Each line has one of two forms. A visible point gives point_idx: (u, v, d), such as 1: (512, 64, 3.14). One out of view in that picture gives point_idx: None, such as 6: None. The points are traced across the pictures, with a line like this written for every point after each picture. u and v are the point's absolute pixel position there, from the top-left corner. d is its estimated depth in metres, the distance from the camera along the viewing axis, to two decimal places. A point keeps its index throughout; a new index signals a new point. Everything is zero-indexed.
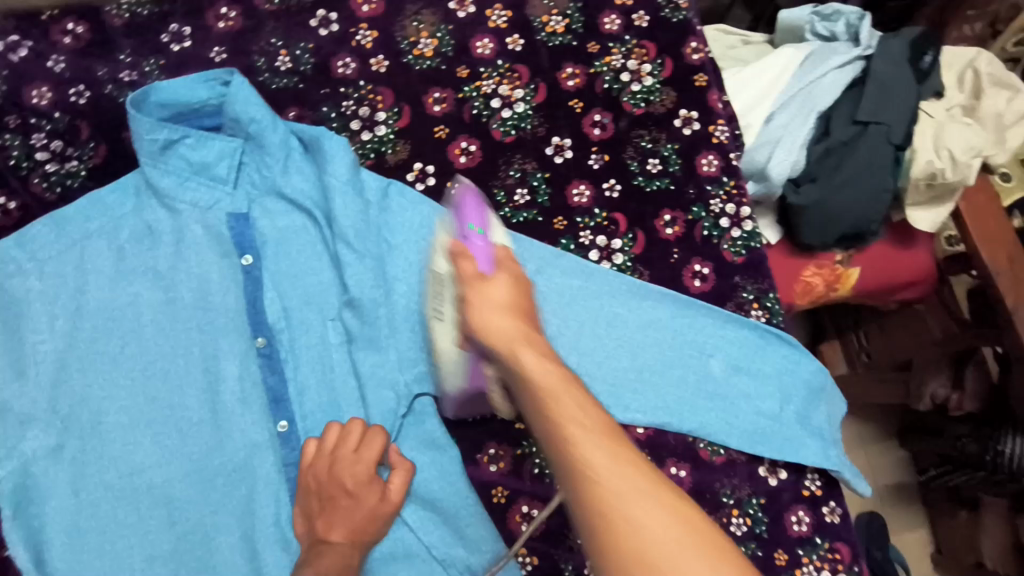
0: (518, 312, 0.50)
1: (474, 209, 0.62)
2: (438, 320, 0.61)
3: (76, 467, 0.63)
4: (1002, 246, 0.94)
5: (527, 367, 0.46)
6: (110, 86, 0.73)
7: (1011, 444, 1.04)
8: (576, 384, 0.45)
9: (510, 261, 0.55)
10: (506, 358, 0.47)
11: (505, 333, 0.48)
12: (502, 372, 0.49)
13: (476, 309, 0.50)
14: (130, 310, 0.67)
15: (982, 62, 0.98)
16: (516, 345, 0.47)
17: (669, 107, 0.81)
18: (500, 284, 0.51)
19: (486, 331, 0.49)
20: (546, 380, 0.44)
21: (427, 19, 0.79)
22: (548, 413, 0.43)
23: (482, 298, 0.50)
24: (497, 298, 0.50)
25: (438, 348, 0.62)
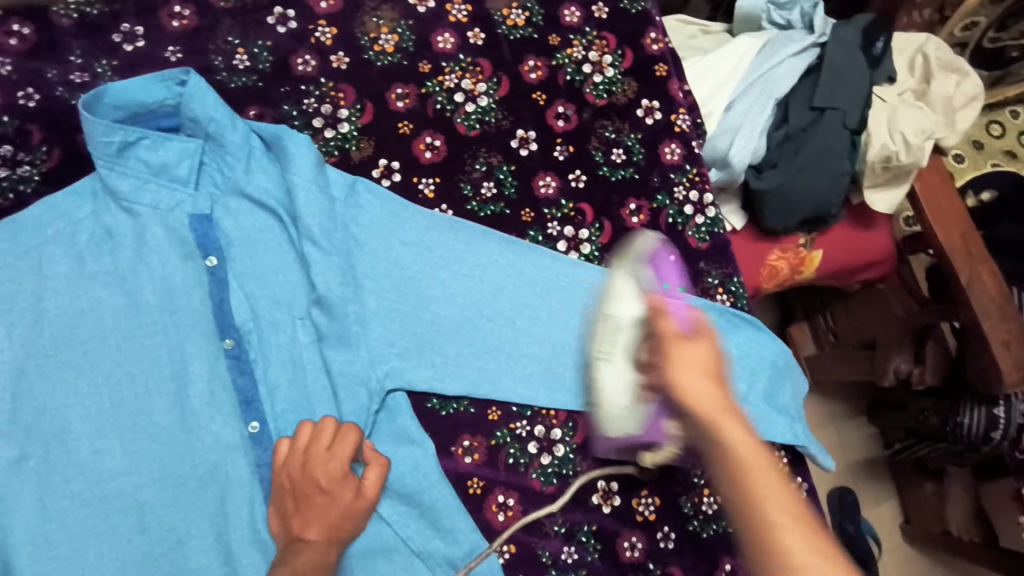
0: (715, 378, 0.52)
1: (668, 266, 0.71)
2: (608, 364, 0.65)
3: (41, 478, 0.62)
4: (955, 225, 0.99)
5: (732, 443, 0.48)
6: (61, 89, 0.71)
7: (969, 415, 1.09)
8: (772, 459, 0.48)
9: (705, 321, 0.58)
10: (709, 429, 0.49)
11: (712, 401, 0.50)
12: (692, 431, 0.51)
13: (681, 369, 0.52)
14: (91, 316, 0.65)
15: (931, 47, 1.02)
16: (721, 419, 0.49)
17: (631, 97, 0.82)
18: (701, 344, 0.53)
19: (687, 395, 0.50)
20: (753, 462, 0.47)
21: (386, 15, 0.79)
22: (754, 500, 0.45)
23: (683, 359, 0.52)
24: (700, 361, 0.52)
25: (604, 393, 0.65)
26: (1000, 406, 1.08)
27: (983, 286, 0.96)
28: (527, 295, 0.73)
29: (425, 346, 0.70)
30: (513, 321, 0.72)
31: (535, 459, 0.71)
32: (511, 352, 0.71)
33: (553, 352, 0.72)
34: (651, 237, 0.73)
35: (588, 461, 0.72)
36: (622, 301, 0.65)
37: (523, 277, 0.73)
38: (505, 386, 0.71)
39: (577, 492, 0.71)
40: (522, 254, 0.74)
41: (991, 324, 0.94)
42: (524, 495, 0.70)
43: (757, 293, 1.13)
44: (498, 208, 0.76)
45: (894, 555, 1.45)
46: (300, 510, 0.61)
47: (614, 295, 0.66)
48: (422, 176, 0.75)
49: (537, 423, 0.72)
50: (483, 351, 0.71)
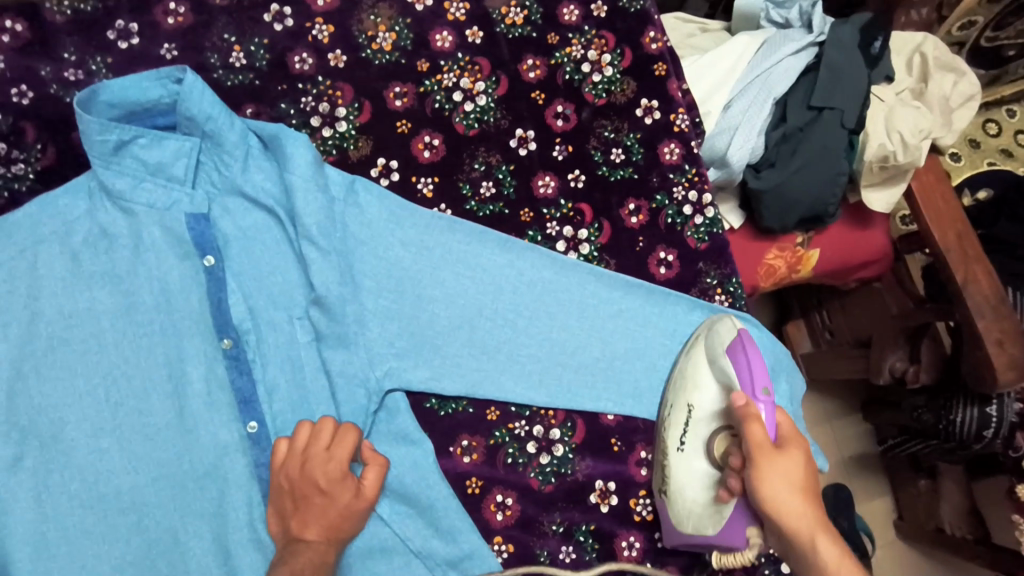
0: (804, 491, 0.57)
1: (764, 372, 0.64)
2: (683, 457, 0.67)
3: (39, 478, 0.62)
4: (950, 224, 0.99)
5: (825, 555, 0.54)
6: (56, 86, 0.70)
7: (962, 413, 1.11)
8: (860, 567, 0.55)
9: (795, 432, 0.60)
10: (804, 544, 0.55)
11: (802, 514, 0.56)
12: (783, 542, 0.57)
13: (773, 482, 0.57)
14: (87, 315, 0.65)
15: (929, 46, 1.02)
16: (815, 531, 0.55)
17: (630, 96, 0.81)
18: (791, 458, 0.58)
19: (781, 509, 0.56)
20: (846, 573, 0.54)
21: (384, 12, 0.78)
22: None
23: (775, 471, 0.57)
24: (791, 476, 0.57)
25: (678, 486, 0.67)
26: (993, 405, 1.09)
27: (978, 286, 0.97)
28: (525, 295, 0.73)
29: (424, 346, 0.70)
30: (511, 321, 0.72)
31: (534, 459, 0.71)
32: (510, 352, 0.71)
33: (552, 352, 0.72)
34: (733, 322, 0.70)
35: (586, 461, 0.72)
36: (702, 390, 0.68)
37: (521, 276, 0.73)
38: (504, 386, 0.71)
39: (575, 491, 0.71)
40: (521, 253, 0.74)
41: (986, 323, 0.95)
42: (523, 493, 0.70)
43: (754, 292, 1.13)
44: (497, 208, 0.76)
45: (887, 551, 1.46)
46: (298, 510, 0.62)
47: (692, 384, 0.69)
48: (420, 176, 0.75)
49: (535, 423, 0.72)
50: (482, 351, 0.71)
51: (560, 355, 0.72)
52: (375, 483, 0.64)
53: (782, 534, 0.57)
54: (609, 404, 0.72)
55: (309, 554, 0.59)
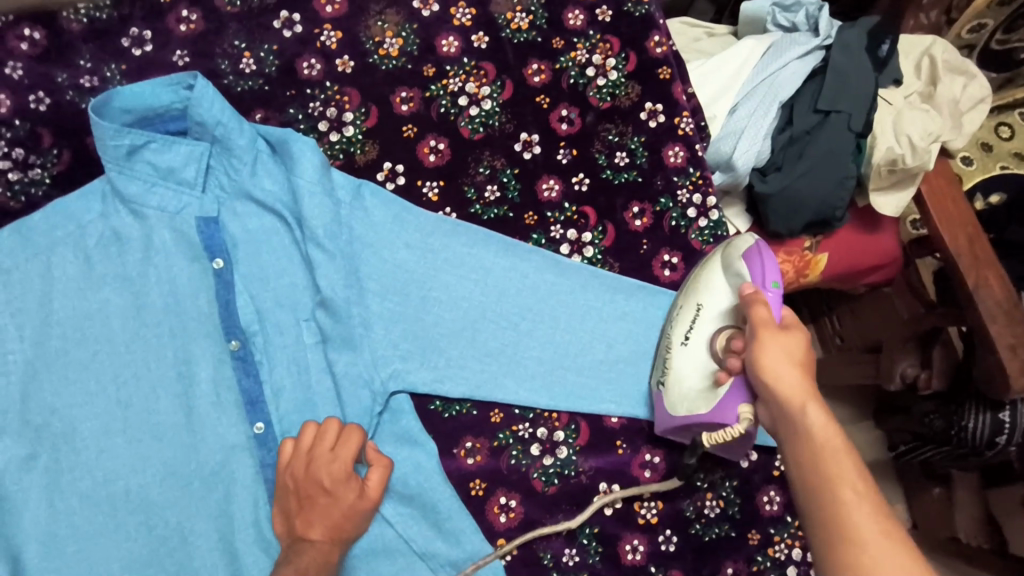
0: (804, 370, 0.57)
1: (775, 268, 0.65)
2: (686, 348, 0.68)
3: (50, 476, 0.63)
4: (962, 229, 0.98)
5: (813, 421, 0.54)
6: (71, 93, 0.72)
7: (974, 419, 1.09)
8: (850, 446, 0.53)
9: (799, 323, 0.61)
10: (794, 408, 0.55)
11: (797, 386, 0.56)
12: (775, 412, 0.57)
13: (773, 353, 0.58)
14: (99, 316, 0.66)
15: (938, 49, 1.01)
16: (807, 399, 0.55)
17: (635, 100, 0.82)
18: (793, 336, 0.59)
19: (777, 379, 0.57)
20: (831, 438, 0.53)
21: (391, 19, 0.79)
22: (827, 472, 0.51)
23: (776, 344, 0.58)
24: (791, 350, 0.58)
25: (678, 373, 0.68)
26: (1006, 411, 1.06)
27: (990, 290, 0.96)
28: (529, 297, 0.73)
29: (428, 348, 0.70)
30: (515, 323, 0.73)
31: (537, 460, 0.71)
32: (513, 355, 0.72)
33: (555, 355, 0.73)
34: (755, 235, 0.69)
35: (590, 462, 0.72)
36: (713, 291, 0.68)
37: (526, 279, 0.74)
38: (507, 388, 0.71)
39: (579, 494, 0.71)
40: (526, 256, 0.74)
41: (998, 329, 0.94)
42: (526, 495, 0.70)
43: None
44: (501, 212, 0.76)
45: None
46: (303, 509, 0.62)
47: (705, 284, 0.69)
48: (426, 180, 0.76)
49: (539, 424, 0.72)
50: (485, 354, 0.71)
51: (564, 357, 0.73)
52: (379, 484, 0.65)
53: (775, 404, 0.57)
54: (612, 407, 0.73)
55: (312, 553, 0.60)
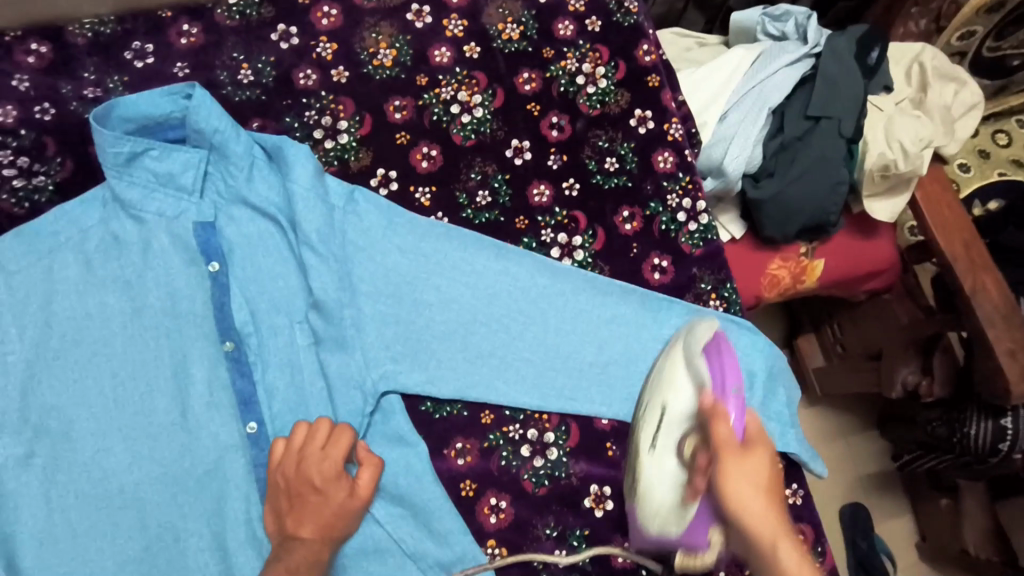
0: (769, 495, 0.55)
1: (734, 371, 0.65)
2: (654, 456, 0.65)
3: (46, 474, 0.64)
4: (959, 234, 0.98)
5: (787, 562, 0.51)
6: (75, 103, 0.74)
7: (975, 426, 1.08)
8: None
9: (761, 432, 0.58)
10: (764, 549, 0.52)
11: (766, 520, 0.53)
12: (744, 546, 0.54)
13: (737, 482, 0.54)
14: (98, 318, 0.68)
15: (928, 56, 1.02)
16: (777, 536, 0.52)
17: (624, 107, 0.83)
18: (756, 458, 0.56)
19: (744, 512, 0.53)
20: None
21: (385, 31, 0.82)
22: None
23: (741, 470, 0.55)
24: (756, 478, 0.54)
25: (648, 485, 0.65)
26: (1008, 417, 1.05)
27: (987, 294, 0.95)
28: (521, 300, 0.74)
29: (419, 349, 0.71)
30: (506, 325, 0.73)
31: (528, 461, 0.72)
32: (505, 356, 0.73)
33: (546, 357, 0.73)
34: (713, 324, 0.70)
35: (581, 464, 0.72)
36: (676, 390, 0.66)
37: (519, 282, 0.74)
38: (498, 390, 0.72)
39: (570, 496, 0.72)
40: (518, 260, 0.75)
41: (996, 334, 0.94)
42: (516, 497, 0.71)
43: (758, 303, 1.12)
44: (493, 216, 0.78)
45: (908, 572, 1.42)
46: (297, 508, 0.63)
47: (668, 384, 0.67)
48: (419, 186, 0.77)
49: (530, 426, 0.73)
50: (477, 356, 0.72)
51: (553, 360, 0.73)
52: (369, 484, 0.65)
53: (744, 538, 0.53)
54: (603, 409, 0.73)
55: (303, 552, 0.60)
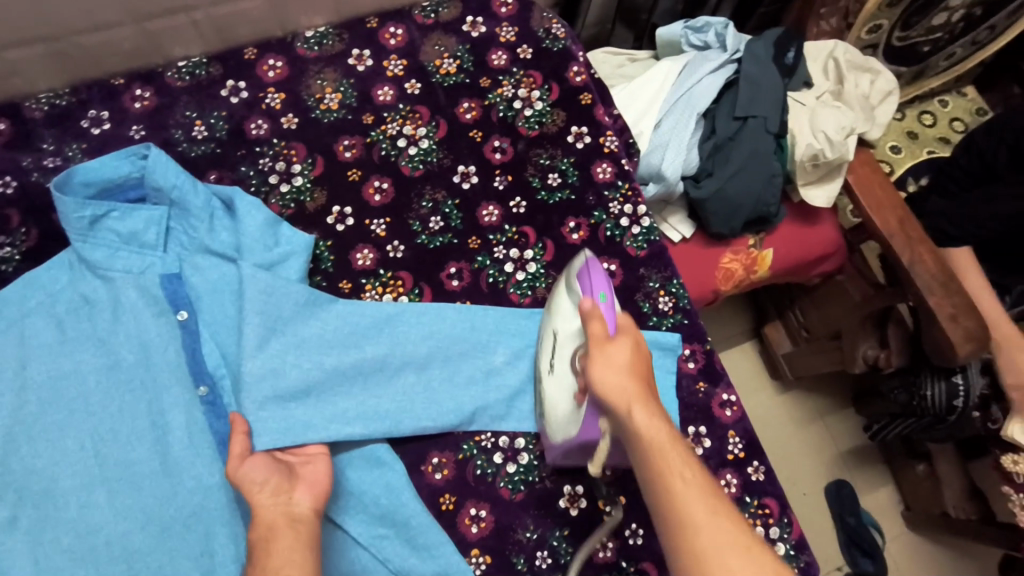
0: (636, 375, 0.59)
1: (602, 278, 0.68)
2: (550, 376, 0.72)
3: (33, 536, 0.65)
4: (891, 211, 1.03)
5: (640, 421, 0.55)
6: (36, 174, 0.77)
7: (932, 388, 1.13)
8: (681, 452, 0.54)
9: (633, 327, 0.64)
10: (622, 413, 0.57)
11: (626, 391, 0.58)
12: (614, 423, 0.59)
13: (601, 367, 0.59)
14: (74, 378, 0.70)
15: (841, 51, 1.10)
16: (632, 403, 0.57)
17: (561, 125, 0.90)
18: (622, 347, 0.61)
19: (602, 386, 0.59)
20: (659, 438, 0.54)
21: (329, 76, 0.86)
22: (662, 474, 0.52)
23: (603, 357, 0.60)
24: (619, 359, 0.59)
25: (551, 404, 0.71)
26: (958, 375, 1.11)
27: (925, 265, 0.99)
28: (330, 343, 0.74)
29: (321, 398, 0.71)
30: (314, 380, 0.72)
31: (501, 469, 0.75)
32: (330, 414, 0.71)
33: (363, 405, 0.72)
34: (583, 253, 0.73)
35: (553, 466, 0.76)
36: (564, 317, 0.72)
37: (334, 313, 0.75)
38: (306, 448, 0.69)
39: (545, 498, 0.75)
40: (327, 304, 0.75)
41: (936, 301, 0.97)
42: (495, 505, 0.74)
43: (715, 297, 1.16)
44: (446, 239, 0.82)
45: (898, 544, 1.43)
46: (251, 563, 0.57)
47: (557, 311, 0.73)
48: (373, 218, 0.82)
49: (359, 457, 0.72)
50: (304, 428, 0.69)
51: (369, 397, 0.73)
52: (317, 501, 0.63)
53: (610, 414, 0.58)
54: (429, 424, 0.73)
55: (293, 568, 0.56)
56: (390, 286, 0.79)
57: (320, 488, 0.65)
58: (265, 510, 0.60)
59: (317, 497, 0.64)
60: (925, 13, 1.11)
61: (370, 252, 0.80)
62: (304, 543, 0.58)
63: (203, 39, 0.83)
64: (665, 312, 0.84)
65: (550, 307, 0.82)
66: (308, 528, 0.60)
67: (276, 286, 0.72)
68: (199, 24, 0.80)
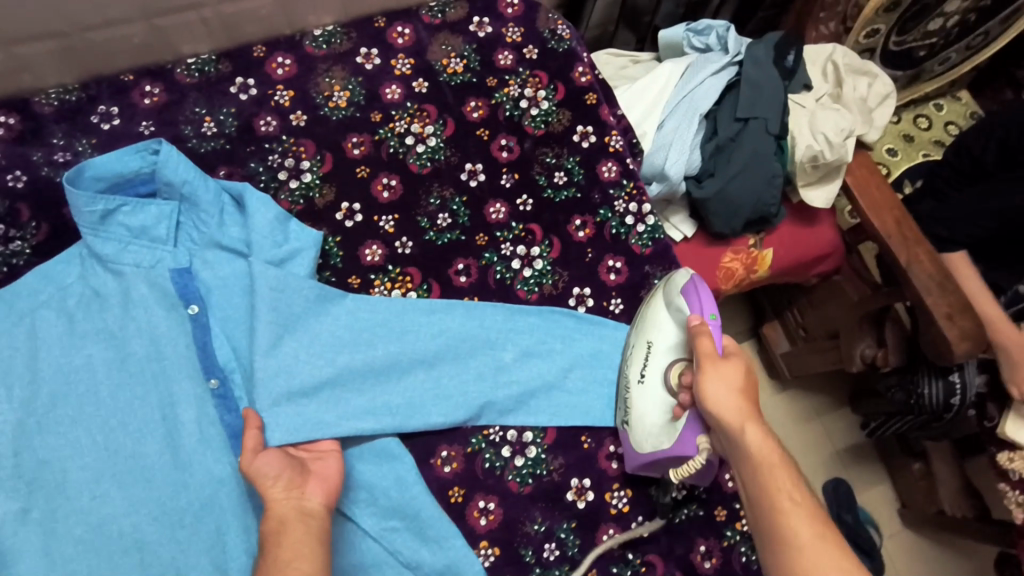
0: (745, 396, 0.67)
1: (710, 300, 0.74)
2: (638, 385, 0.75)
3: (45, 526, 0.65)
4: (889, 211, 1.04)
5: (752, 441, 0.64)
6: (46, 169, 0.77)
7: (929, 386, 1.14)
8: (787, 470, 0.63)
9: (738, 348, 0.71)
10: (733, 428, 0.65)
11: (737, 410, 0.65)
12: (720, 434, 0.67)
13: (714, 385, 0.67)
14: (85, 371, 0.70)
15: (839, 55, 1.11)
16: (744, 421, 0.65)
17: (566, 125, 0.92)
18: (732, 367, 0.68)
19: (715, 403, 0.66)
20: (769, 456, 0.63)
21: (337, 75, 0.87)
22: (772, 487, 0.61)
23: (716, 376, 0.67)
24: (732, 382, 0.67)
25: (639, 410, 0.74)
26: (955, 373, 1.12)
27: (922, 265, 1.00)
28: (340, 340, 0.74)
29: (332, 396, 0.72)
30: (324, 378, 0.72)
31: (510, 462, 0.76)
32: (340, 411, 0.71)
33: (374, 401, 0.73)
34: (686, 270, 0.79)
35: (560, 459, 0.77)
36: (661, 327, 0.76)
37: (346, 309, 0.75)
38: (318, 444, 0.70)
39: (553, 491, 0.76)
40: (337, 300, 0.75)
41: (933, 301, 0.98)
42: (503, 498, 0.74)
43: (717, 296, 1.17)
44: (454, 236, 0.83)
45: (894, 542, 1.44)
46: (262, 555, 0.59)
47: (652, 323, 0.77)
48: (382, 215, 0.82)
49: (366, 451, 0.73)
50: (315, 425, 0.70)
51: (379, 394, 0.73)
52: (326, 496, 0.65)
53: (717, 427, 0.66)
54: (438, 420, 0.74)
55: (299, 563, 0.58)
56: (399, 281, 0.80)
57: (331, 484, 0.67)
58: (277, 503, 0.62)
59: (328, 493, 0.65)
60: (921, 19, 1.13)
61: (379, 248, 0.81)
62: (315, 537, 0.60)
63: (212, 36, 0.83)
64: None
65: (557, 304, 0.83)
66: (317, 523, 0.62)
67: (287, 282, 0.73)
68: (209, 22, 0.81)
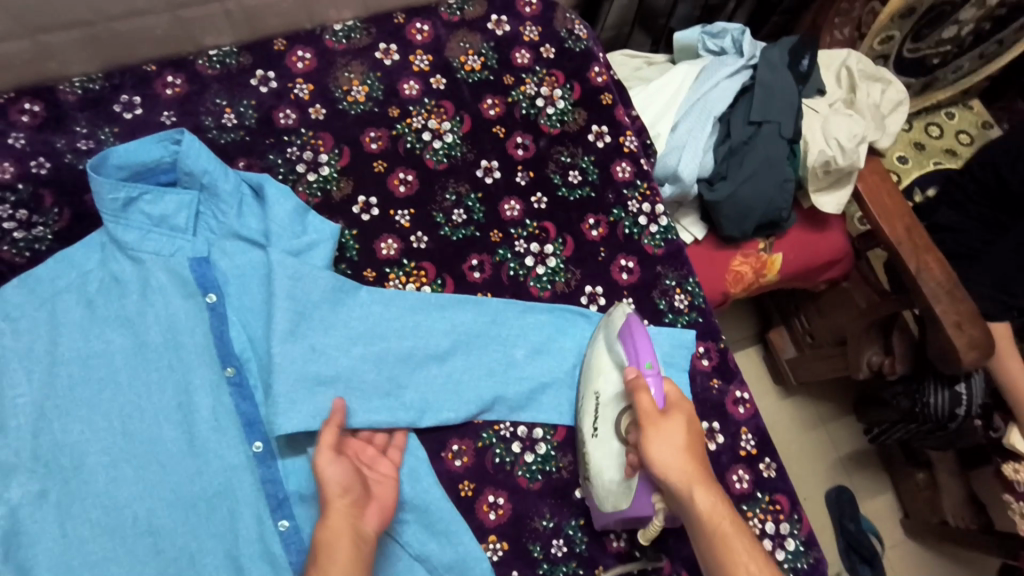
0: (690, 450, 0.67)
1: (645, 342, 0.74)
2: (593, 440, 0.73)
3: (61, 508, 0.66)
4: (898, 217, 1.03)
5: (700, 502, 0.64)
6: (69, 156, 0.79)
7: (934, 395, 1.13)
8: (738, 523, 0.65)
9: (679, 398, 0.71)
10: (684, 493, 0.65)
11: (686, 470, 0.66)
12: (670, 496, 0.67)
13: (659, 448, 0.66)
14: (103, 356, 0.71)
15: (853, 61, 1.11)
16: (693, 482, 0.65)
17: (582, 125, 0.92)
18: (674, 424, 0.68)
19: (664, 468, 0.65)
20: (719, 519, 0.64)
21: (356, 69, 0.88)
22: (726, 555, 0.62)
23: (660, 438, 0.67)
24: (676, 441, 0.66)
25: (596, 469, 0.71)
26: (962, 383, 1.11)
27: (932, 273, 1.00)
28: (354, 335, 0.75)
29: (347, 389, 0.73)
30: (339, 371, 0.73)
31: (520, 457, 0.77)
32: (354, 404, 0.72)
33: (388, 396, 0.74)
34: (625, 307, 0.79)
35: (570, 456, 0.78)
36: (604, 376, 0.75)
37: (361, 303, 0.76)
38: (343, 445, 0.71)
39: (562, 487, 0.77)
40: (353, 292, 0.76)
41: (943, 308, 0.98)
42: (513, 493, 0.75)
43: (726, 299, 1.17)
44: (469, 232, 0.84)
45: (896, 551, 1.44)
46: (313, 559, 0.60)
47: (597, 373, 0.76)
48: (398, 209, 0.83)
49: (375, 443, 0.73)
50: (331, 416, 0.71)
51: (393, 389, 0.74)
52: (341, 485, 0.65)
53: (668, 490, 0.66)
54: (451, 415, 0.75)
55: None
56: (413, 275, 0.81)
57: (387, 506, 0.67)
58: (336, 515, 0.63)
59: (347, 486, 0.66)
60: (936, 25, 1.13)
61: (395, 242, 0.82)
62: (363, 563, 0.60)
63: (235, 29, 0.84)
64: (681, 309, 0.86)
65: (568, 301, 0.84)
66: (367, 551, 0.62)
67: (303, 273, 0.74)
68: (232, 14, 0.82)
